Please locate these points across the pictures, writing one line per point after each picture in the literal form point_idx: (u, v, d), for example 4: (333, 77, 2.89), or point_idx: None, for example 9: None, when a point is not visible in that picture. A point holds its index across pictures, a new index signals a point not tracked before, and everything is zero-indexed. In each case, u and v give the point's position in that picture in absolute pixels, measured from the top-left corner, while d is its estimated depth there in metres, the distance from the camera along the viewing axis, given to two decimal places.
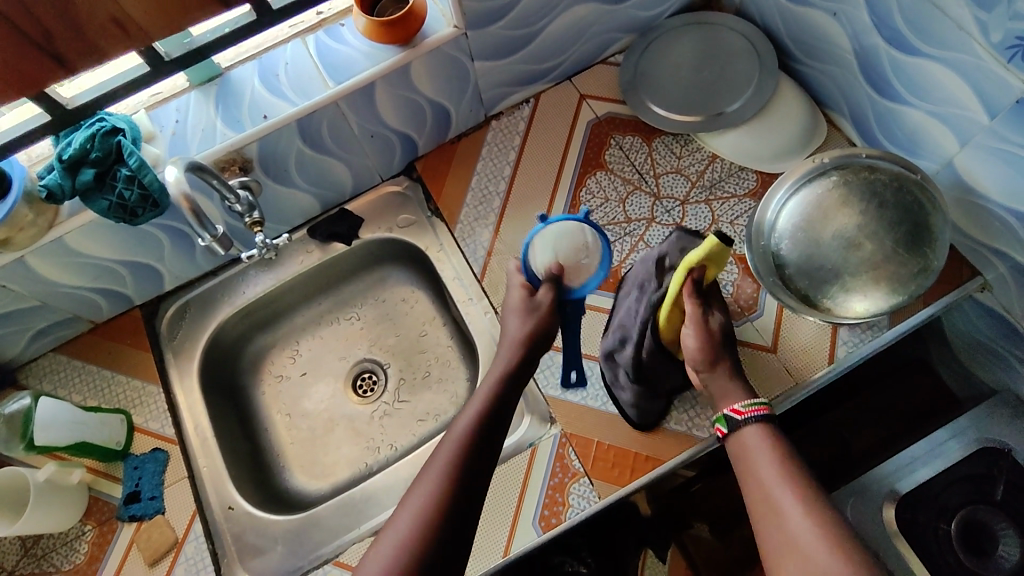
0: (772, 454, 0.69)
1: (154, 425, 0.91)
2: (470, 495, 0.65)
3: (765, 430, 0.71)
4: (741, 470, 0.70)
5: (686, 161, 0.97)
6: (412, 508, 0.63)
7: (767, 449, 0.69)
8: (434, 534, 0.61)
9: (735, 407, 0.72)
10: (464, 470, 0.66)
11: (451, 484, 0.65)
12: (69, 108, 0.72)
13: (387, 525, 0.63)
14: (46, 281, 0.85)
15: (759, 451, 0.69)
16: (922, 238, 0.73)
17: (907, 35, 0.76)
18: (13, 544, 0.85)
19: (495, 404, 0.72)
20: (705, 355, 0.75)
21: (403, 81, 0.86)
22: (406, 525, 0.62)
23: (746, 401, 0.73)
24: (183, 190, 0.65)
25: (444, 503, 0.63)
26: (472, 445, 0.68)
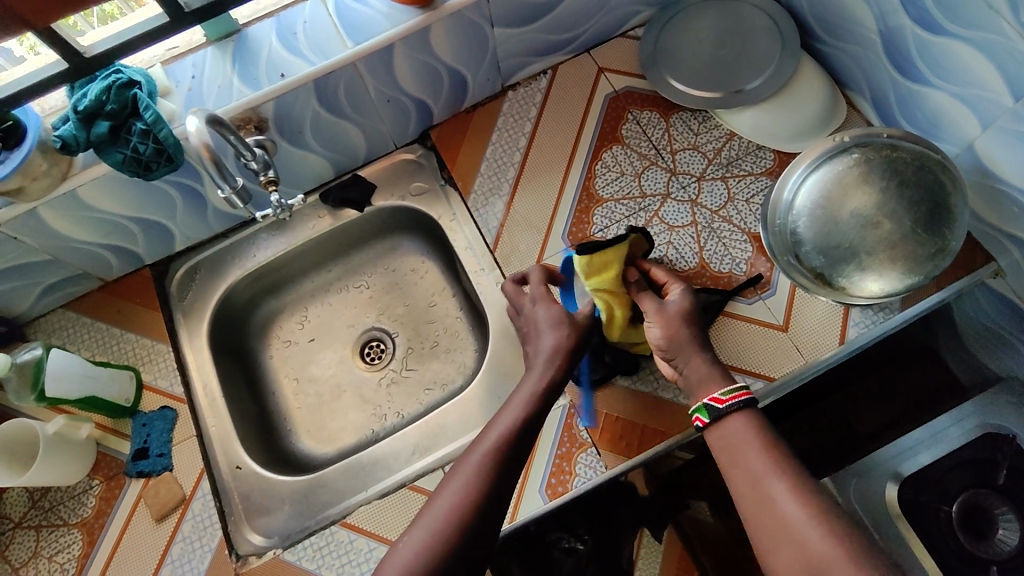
0: (762, 442, 0.67)
1: (163, 383, 0.91)
2: (503, 495, 0.66)
3: (749, 415, 0.70)
4: (729, 459, 0.68)
5: (704, 138, 0.96)
6: (448, 501, 0.64)
7: (756, 438, 0.68)
8: (469, 530, 0.63)
9: (715, 396, 0.71)
10: (500, 474, 0.67)
11: (486, 485, 0.65)
12: (86, 56, 0.71)
13: (421, 514, 0.65)
14: (58, 235, 0.84)
15: (747, 439, 0.68)
16: (941, 218, 0.73)
17: (935, 15, 0.75)
18: (21, 496, 0.86)
19: (535, 413, 0.72)
20: (670, 337, 0.77)
21: (422, 44, 0.84)
22: (441, 518, 0.63)
23: (727, 388, 0.72)
24: (205, 141, 0.65)
25: (481, 503, 0.64)
26: (509, 449, 0.68)
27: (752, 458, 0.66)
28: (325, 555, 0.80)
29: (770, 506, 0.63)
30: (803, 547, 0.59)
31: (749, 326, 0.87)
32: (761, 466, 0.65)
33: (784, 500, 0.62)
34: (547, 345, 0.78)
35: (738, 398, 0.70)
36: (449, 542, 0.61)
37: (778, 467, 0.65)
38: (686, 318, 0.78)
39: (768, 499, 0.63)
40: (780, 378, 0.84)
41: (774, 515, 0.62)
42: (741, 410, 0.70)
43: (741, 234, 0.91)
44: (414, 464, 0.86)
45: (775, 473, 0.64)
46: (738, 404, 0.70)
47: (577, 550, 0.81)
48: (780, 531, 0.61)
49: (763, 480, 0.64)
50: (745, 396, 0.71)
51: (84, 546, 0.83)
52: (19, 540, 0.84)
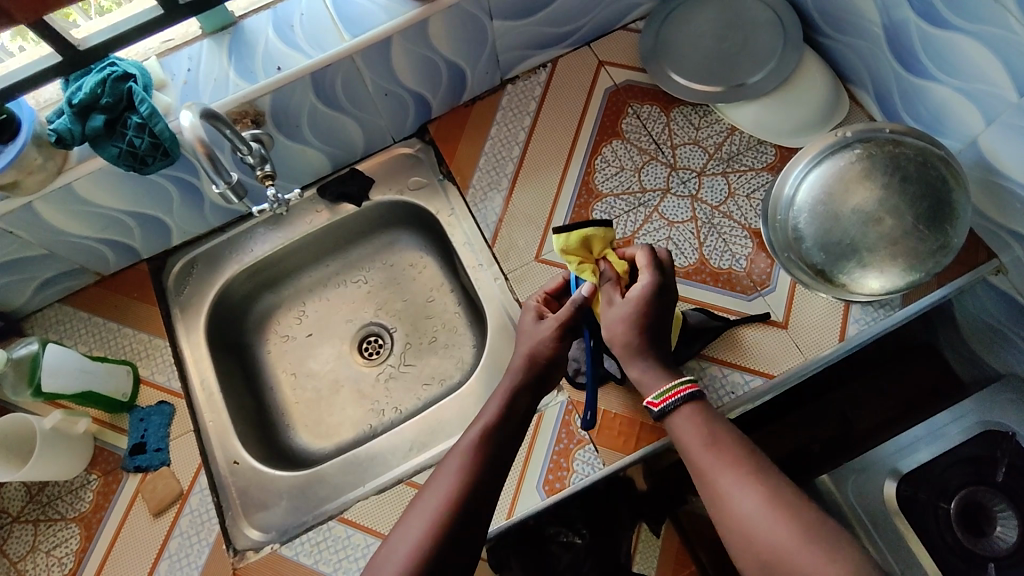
0: (703, 437, 0.64)
1: (159, 377, 0.91)
2: (483, 499, 0.64)
3: (693, 408, 0.66)
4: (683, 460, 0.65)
5: (705, 133, 0.95)
6: (426, 510, 0.63)
7: (698, 434, 0.65)
8: (449, 537, 0.61)
9: (650, 400, 0.68)
10: (477, 478, 0.65)
11: (465, 490, 0.64)
12: (80, 49, 0.71)
13: (398, 528, 0.64)
14: (54, 230, 0.84)
15: (691, 437, 0.65)
16: (943, 215, 0.72)
17: (940, 8, 0.74)
18: (19, 491, 0.86)
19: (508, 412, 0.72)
20: (617, 338, 0.72)
21: (420, 37, 0.83)
22: (420, 528, 0.61)
23: (659, 390, 0.68)
24: (199, 135, 0.64)
25: (460, 510, 0.63)
26: (483, 455, 0.67)
27: (696, 456, 0.63)
28: (322, 550, 0.79)
29: (721, 503, 0.60)
30: (757, 540, 0.57)
31: (748, 323, 0.86)
32: (707, 463, 0.62)
33: (734, 497, 0.59)
34: (527, 354, 0.75)
35: (673, 398, 0.67)
36: (429, 552, 0.60)
37: (723, 461, 0.62)
38: (640, 316, 0.71)
39: (719, 498, 0.60)
40: (780, 375, 0.83)
41: (727, 512, 0.59)
42: (683, 406, 0.67)
43: (741, 230, 0.90)
44: (411, 460, 0.86)
45: (722, 468, 0.61)
46: (678, 401, 0.67)
47: (575, 544, 0.83)
48: (737, 532, 0.58)
49: (710, 477, 0.62)
50: (683, 391, 0.67)
51: (82, 541, 0.83)
52: (17, 534, 0.84)
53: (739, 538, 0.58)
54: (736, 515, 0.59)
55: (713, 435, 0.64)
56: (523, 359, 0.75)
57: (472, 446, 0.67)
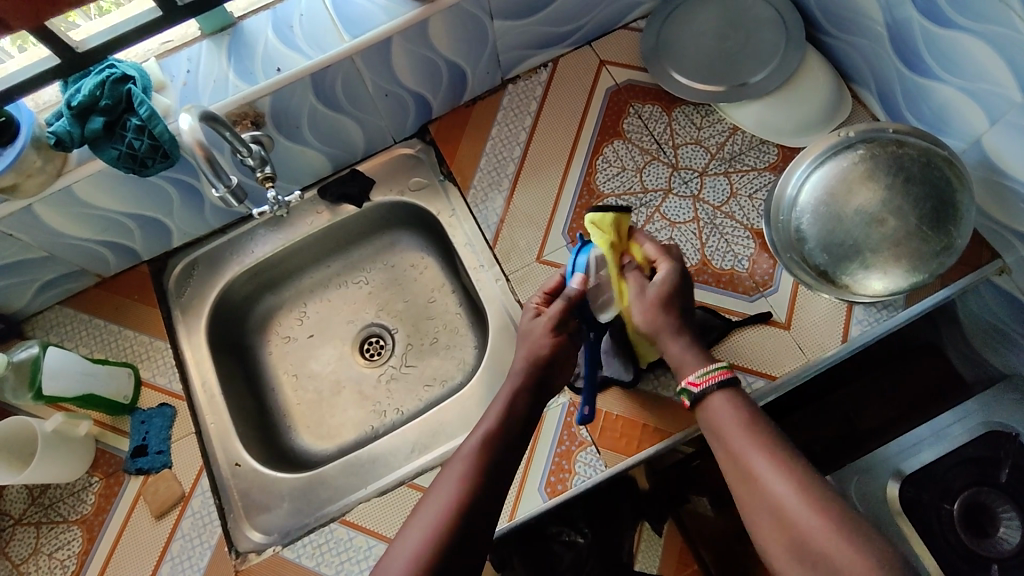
0: (742, 420, 0.67)
1: (161, 379, 0.91)
2: (486, 503, 0.65)
3: (729, 394, 0.69)
4: (717, 441, 0.68)
5: (706, 132, 0.95)
6: (429, 514, 0.63)
7: (736, 417, 0.67)
8: (452, 542, 0.61)
9: (690, 380, 0.70)
10: (481, 482, 0.66)
11: (468, 493, 0.64)
12: (79, 52, 0.70)
13: (401, 532, 0.64)
14: (55, 232, 0.84)
15: (728, 421, 0.67)
16: (946, 216, 0.72)
17: (944, 7, 0.73)
18: (21, 493, 0.86)
19: (512, 416, 0.72)
20: (653, 324, 0.75)
21: (420, 37, 0.83)
22: (422, 532, 0.62)
23: (700, 370, 0.70)
24: (198, 138, 0.64)
25: (463, 514, 0.63)
26: (485, 458, 0.67)
27: (733, 438, 0.66)
28: (324, 552, 0.79)
29: (755, 486, 0.63)
30: (786, 523, 0.59)
31: (751, 324, 0.86)
32: (744, 445, 0.65)
33: (769, 478, 0.62)
34: (528, 357, 0.75)
35: (714, 381, 0.69)
36: (432, 556, 0.60)
37: (759, 444, 0.64)
38: (668, 300, 0.75)
39: (754, 479, 0.63)
40: (782, 376, 0.83)
41: (761, 493, 0.62)
42: (720, 390, 0.69)
43: (743, 231, 0.90)
44: (413, 462, 0.86)
45: (758, 450, 0.64)
46: (715, 385, 0.69)
47: (577, 543, 0.84)
48: (770, 511, 0.61)
49: (746, 458, 0.64)
50: (720, 376, 0.69)
51: (84, 543, 0.83)
52: (19, 536, 0.84)
53: (772, 520, 0.61)
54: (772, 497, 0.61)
55: (751, 419, 0.67)
56: (523, 361, 0.75)
57: (474, 449, 0.68)
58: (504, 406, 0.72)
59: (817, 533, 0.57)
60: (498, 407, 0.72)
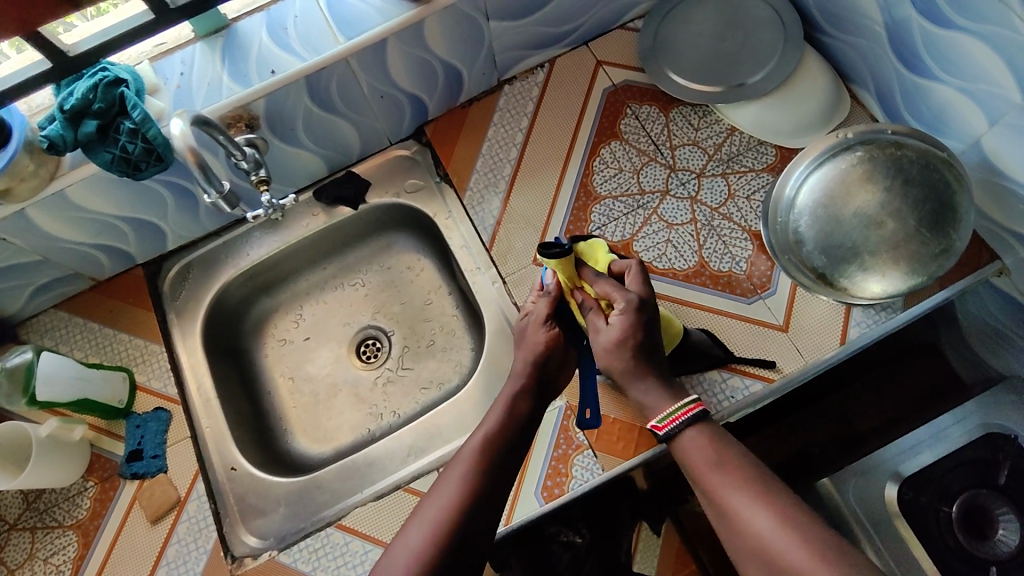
0: (712, 459, 0.62)
1: (156, 383, 0.90)
2: (486, 506, 0.64)
3: (700, 429, 0.64)
4: (692, 480, 0.63)
5: (704, 133, 0.94)
6: (428, 517, 0.62)
7: (706, 456, 0.62)
8: (451, 545, 0.60)
9: (653, 424, 0.65)
10: (483, 483, 0.65)
11: (468, 496, 0.63)
12: (69, 55, 0.70)
13: (399, 535, 0.63)
14: (48, 236, 0.83)
15: (700, 459, 0.62)
16: (946, 217, 0.71)
17: (943, 8, 0.73)
18: (16, 498, 0.86)
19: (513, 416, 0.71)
20: (609, 370, 0.70)
21: (417, 38, 0.82)
22: (421, 536, 0.61)
23: (664, 412, 0.65)
24: (189, 143, 0.63)
25: (463, 519, 0.62)
26: (486, 461, 0.66)
27: (705, 479, 0.61)
28: (320, 557, 0.79)
29: (736, 525, 0.58)
30: (770, 562, 0.55)
31: (748, 326, 0.85)
32: (717, 484, 0.60)
33: (747, 517, 0.58)
34: (525, 354, 0.75)
35: (680, 421, 0.64)
36: (431, 560, 0.59)
37: (732, 483, 0.60)
38: (624, 350, 0.68)
39: (731, 520, 0.59)
40: (780, 379, 0.83)
41: (741, 534, 0.58)
42: (689, 427, 0.64)
43: (741, 232, 0.89)
44: (409, 466, 0.85)
45: (733, 489, 0.59)
46: (683, 423, 0.64)
47: (574, 543, 0.83)
48: (752, 552, 0.57)
49: (722, 499, 0.59)
50: (692, 412, 0.64)
51: (79, 548, 0.83)
52: (15, 541, 0.84)
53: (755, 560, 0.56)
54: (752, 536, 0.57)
55: (721, 456, 0.62)
56: (524, 359, 0.74)
57: (475, 451, 0.67)
58: (506, 408, 0.71)
59: (802, 570, 0.53)
60: (500, 409, 0.71)
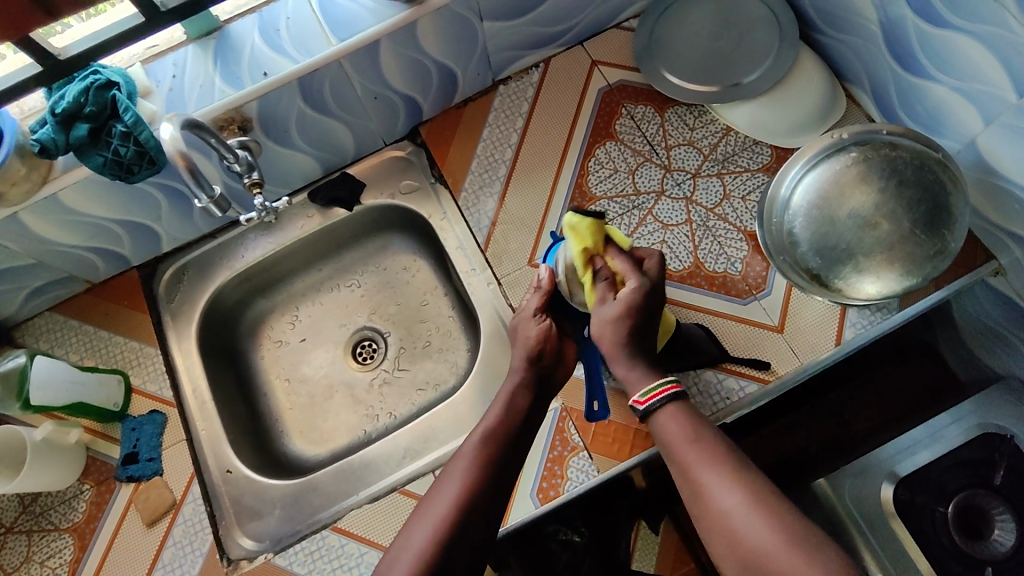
0: (689, 434, 0.63)
1: (151, 386, 0.90)
2: (488, 502, 0.64)
3: (678, 407, 0.65)
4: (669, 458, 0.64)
5: (699, 133, 0.94)
6: (431, 514, 0.62)
7: (683, 433, 0.63)
8: (454, 542, 0.60)
9: (634, 398, 0.66)
10: (484, 482, 0.65)
11: (470, 492, 0.64)
12: (60, 58, 0.70)
13: (401, 534, 0.63)
14: (42, 239, 0.83)
15: (678, 436, 0.63)
16: (941, 219, 0.71)
17: (938, 7, 0.73)
18: (12, 501, 0.86)
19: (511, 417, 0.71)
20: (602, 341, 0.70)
21: (410, 39, 0.82)
22: (423, 533, 0.61)
23: (644, 388, 0.67)
24: (179, 148, 0.63)
25: (465, 514, 0.62)
26: (487, 458, 0.67)
27: (680, 453, 0.62)
28: (316, 559, 0.79)
29: (708, 504, 0.59)
30: (741, 542, 0.55)
31: (744, 327, 0.85)
32: (692, 460, 0.61)
33: (717, 495, 0.58)
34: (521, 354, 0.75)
35: (659, 397, 0.65)
36: (434, 556, 0.59)
37: (706, 458, 0.61)
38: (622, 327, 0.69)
39: (702, 496, 0.59)
40: (776, 380, 0.82)
41: (711, 511, 0.58)
42: (668, 405, 0.65)
43: (737, 233, 0.89)
44: (405, 468, 0.85)
45: (705, 465, 0.60)
46: (660, 400, 0.65)
47: (573, 542, 0.83)
48: (720, 529, 0.57)
49: (695, 475, 0.60)
50: (670, 391, 0.66)
51: (75, 551, 0.83)
52: (11, 545, 0.84)
53: (724, 538, 0.57)
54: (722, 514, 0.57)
55: (698, 433, 0.63)
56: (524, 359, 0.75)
57: (475, 448, 0.67)
58: (505, 406, 0.72)
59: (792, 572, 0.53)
60: (499, 407, 0.72)
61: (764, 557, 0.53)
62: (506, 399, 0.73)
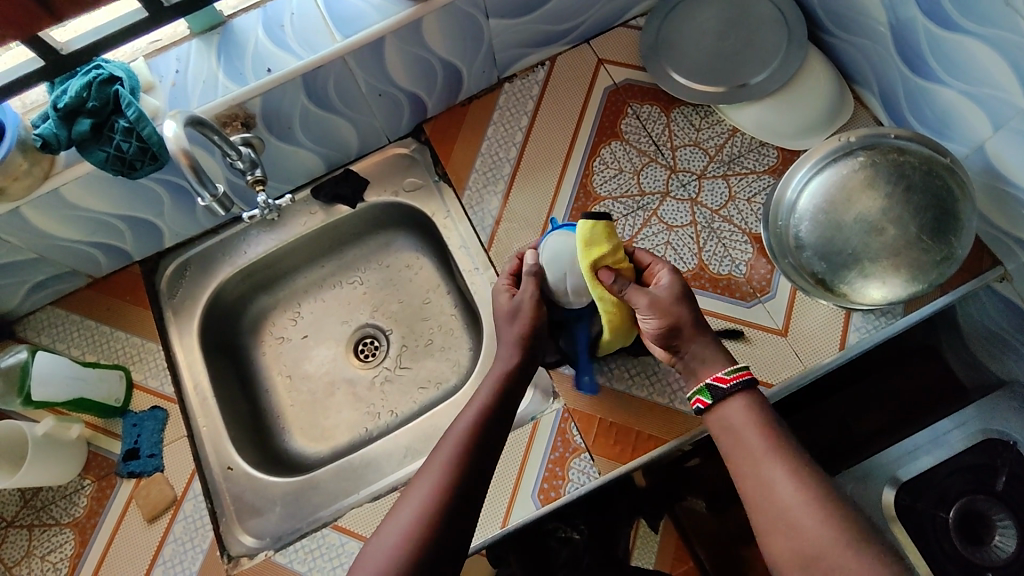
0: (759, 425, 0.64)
1: (152, 382, 0.90)
2: (473, 488, 0.64)
3: (749, 398, 0.67)
4: (729, 445, 0.65)
5: (705, 134, 0.93)
6: (415, 500, 0.62)
7: (754, 422, 0.65)
8: (439, 528, 0.60)
9: (718, 376, 0.67)
10: (468, 468, 0.65)
11: (454, 478, 0.63)
12: (64, 53, 0.69)
13: (388, 519, 0.63)
14: (44, 234, 0.83)
15: (743, 428, 0.65)
16: (947, 225, 0.71)
17: (948, 10, 0.72)
18: (13, 495, 0.86)
19: (498, 403, 0.70)
20: (667, 328, 0.71)
21: (415, 36, 0.82)
22: (408, 518, 0.61)
23: (729, 367, 0.68)
24: (183, 146, 0.63)
25: (447, 503, 0.62)
26: (473, 443, 0.66)
27: (750, 442, 0.63)
28: (316, 557, 0.79)
29: (767, 497, 0.60)
30: (799, 543, 0.56)
31: (748, 330, 0.85)
32: (762, 449, 0.62)
33: (770, 497, 0.59)
34: (511, 338, 0.75)
35: (740, 379, 0.67)
36: (418, 542, 0.59)
37: (776, 451, 0.62)
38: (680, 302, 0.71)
39: (761, 492, 0.60)
40: (779, 384, 0.82)
41: (768, 505, 0.59)
42: (745, 389, 0.67)
43: (741, 235, 0.89)
44: (406, 467, 0.85)
45: (773, 457, 0.61)
46: (738, 386, 0.67)
47: (573, 539, 0.84)
48: (776, 518, 0.59)
49: (762, 464, 0.62)
50: (748, 375, 0.67)
51: (76, 546, 0.83)
52: (11, 539, 0.84)
53: (778, 528, 0.58)
54: (780, 505, 0.59)
55: (769, 425, 0.64)
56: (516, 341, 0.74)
57: (463, 434, 0.67)
58: (495, 390, 0.71)
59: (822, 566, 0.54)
60: (488, 390, 0.71)
61: (821, 556, 0.55)
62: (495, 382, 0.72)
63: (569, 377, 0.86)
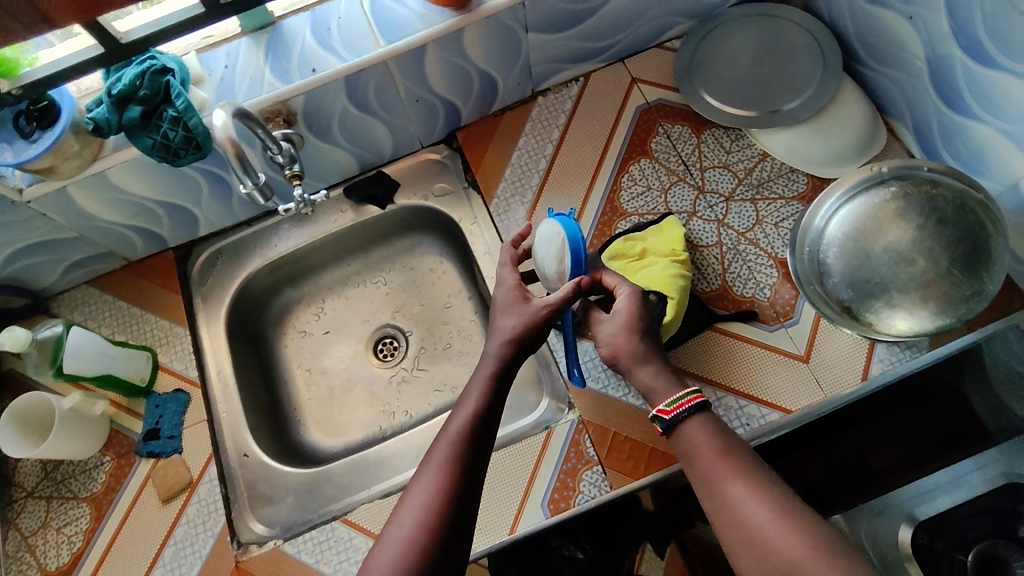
0: (718, 449, 0.60)
1: (177, 365, 0.92)
2: (473, 487, 0.62)
3: (701, 423, 0.62)
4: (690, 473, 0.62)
5: (735, 157, 0.94)
6: (417, 503, 0.60)
7: (711, 445, 0.61)
8: (437, 538, 0.58)
9: (660, 408, 0.63)
10: (464, 472, 0.62)
11: (454, 483, 0.61)
12: (122, 42, 0.73)
13: (387, 526, 0.60)
14: (86, 215, 0.86)
15: None
16: (979, 260, 0.70)
17: (987, 46, 0.72)
18: (34, 467, 0.88)
19: (491, 400, 0.66)
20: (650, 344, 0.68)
21: (455, 47, 0.84)
22: (412, 521, 0.59)
23: (670, 398, 0.64)
24: (230, 134, 0.65)
25: (447, 512, 0.59)
26: (470, 442, 0.63)
27: (705, 469, 0.60)
28: (324, 550, 0.79)
29: None
30: None
31: (770, 354, 0.84)
32: (712, 468, 0.60)
33: None
34: (504, 334, 0.69)
35: (686, 406, 0.62)
36: (425, 546, 0.58)
37: None
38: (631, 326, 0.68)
39: None
40: (798, 411, 0.81)
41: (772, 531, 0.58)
42: (695, 415, 0.63)
43: (767, 259, 0.88)
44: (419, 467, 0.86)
45: (735, 476, 0.58)
46: (688, 411, 0.62)
47: (576, 558, 0.79)
48: None
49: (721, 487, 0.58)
50: (694, 402, 0.63)
51: (91, 521, 0.85)
52: (30, 509, 0.86)
53: None
54: None
55: (729, 447, 0.60)
56: (507, 336, 0.69)
57: (459, 436, 0.64)
58: (485, 394, 0.67)
59: None
60: (479, 394, 0.67)
61: None
62: (488, 379, 0.67)
63: (586, 390, 0.86)
